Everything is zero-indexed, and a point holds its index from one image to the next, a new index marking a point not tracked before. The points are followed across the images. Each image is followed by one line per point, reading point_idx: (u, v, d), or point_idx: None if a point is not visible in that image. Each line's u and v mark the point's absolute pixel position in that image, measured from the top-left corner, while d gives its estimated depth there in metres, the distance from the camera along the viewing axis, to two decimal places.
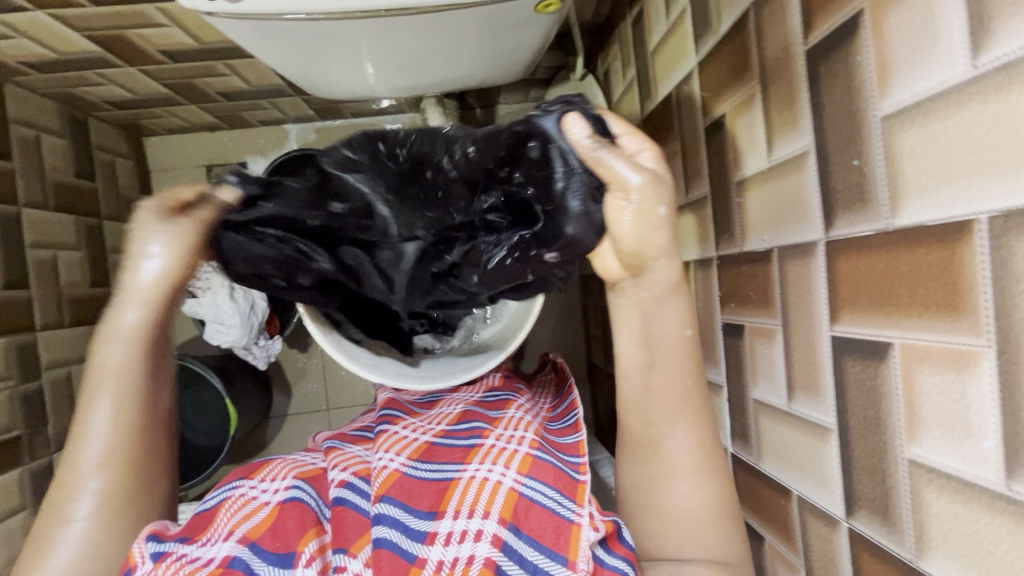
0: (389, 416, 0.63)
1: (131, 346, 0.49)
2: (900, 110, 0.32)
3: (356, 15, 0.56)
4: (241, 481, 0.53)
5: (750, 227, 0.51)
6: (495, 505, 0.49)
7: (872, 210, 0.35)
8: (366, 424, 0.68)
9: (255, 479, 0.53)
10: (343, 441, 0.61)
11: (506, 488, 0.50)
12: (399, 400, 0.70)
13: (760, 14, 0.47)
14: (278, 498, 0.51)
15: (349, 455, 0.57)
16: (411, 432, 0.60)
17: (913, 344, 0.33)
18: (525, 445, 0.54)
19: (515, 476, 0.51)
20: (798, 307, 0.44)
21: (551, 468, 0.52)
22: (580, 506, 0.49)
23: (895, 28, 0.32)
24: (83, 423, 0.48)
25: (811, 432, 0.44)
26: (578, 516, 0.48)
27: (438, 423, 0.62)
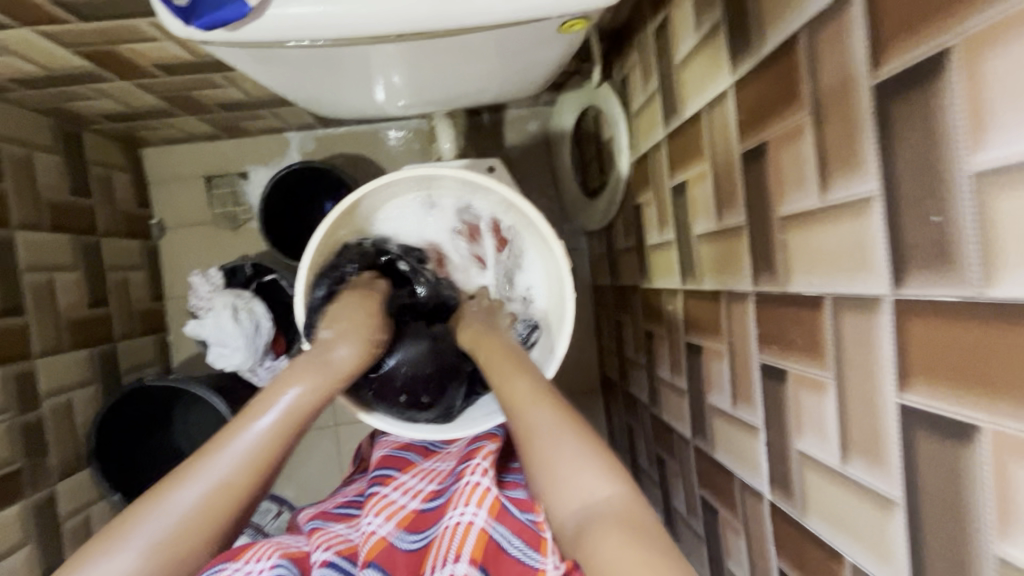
0: (381, 476, 0.63)
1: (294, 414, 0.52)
2: (1000, 169, 0.28)
3: (363, 40, 0.51)
4: (223, 563, 0.49)
5: (795, 267, 0.47)
6: (467, 546, 0.50)
7: (957, 274, 0.31)
8: (351, 499, 0.65)
9: (239, 560, 0.49)
10: (326, 521, 0.60)
11: (476, 528, 0.51)
12: (397, 451, 0.69)
13: (812, 37, 0.42)
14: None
15: (330, 534, 0.56)
16: (400, 495, 0.59)
17: (1009, 432, 0.29)
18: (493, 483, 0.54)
19: (486, 517, 0.52)
20: (856, 365, 0.40)
21: (517, 520, 0.52)
22: (545, 555, 0.47)
23: (997, 76, 0.28)
24: (236, 431, 0.50)
25: (870, 501, 0.40)
26: (543, 563, 0.47)
27: (429, 482, 0.61)
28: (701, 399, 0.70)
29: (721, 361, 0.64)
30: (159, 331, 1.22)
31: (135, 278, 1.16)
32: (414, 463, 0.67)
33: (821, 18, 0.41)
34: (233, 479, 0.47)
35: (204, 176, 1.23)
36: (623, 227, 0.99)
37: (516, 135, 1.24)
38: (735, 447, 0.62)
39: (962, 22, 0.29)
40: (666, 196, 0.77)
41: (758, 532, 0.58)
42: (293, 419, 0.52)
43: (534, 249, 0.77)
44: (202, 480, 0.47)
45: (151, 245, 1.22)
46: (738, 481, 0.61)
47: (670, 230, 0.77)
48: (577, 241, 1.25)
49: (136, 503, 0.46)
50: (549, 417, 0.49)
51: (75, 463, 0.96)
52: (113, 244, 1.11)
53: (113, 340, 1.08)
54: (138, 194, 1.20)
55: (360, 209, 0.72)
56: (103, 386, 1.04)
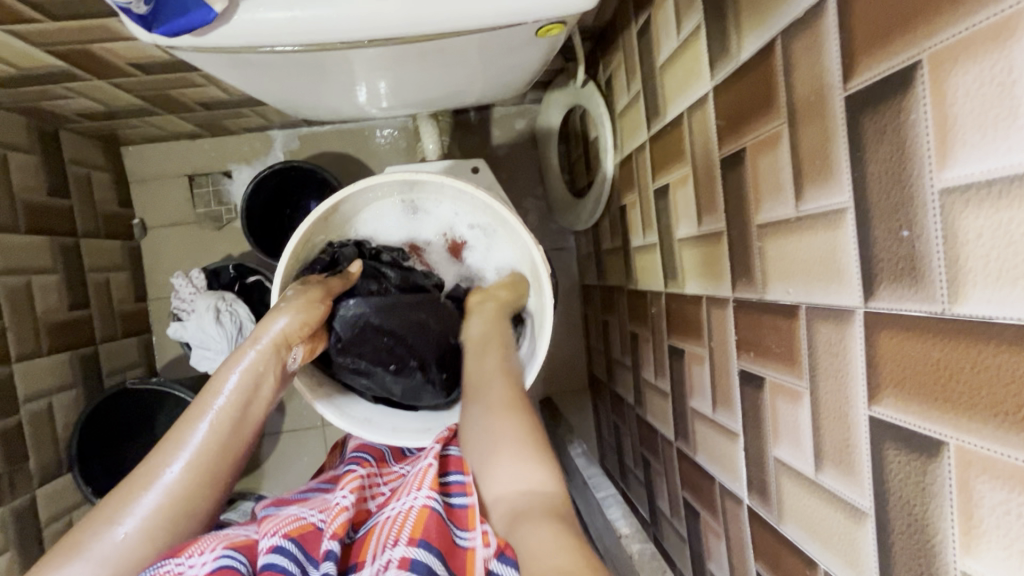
0: (358, 458, 0.64)
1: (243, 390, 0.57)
2: (966, 186, 0.28)
3: (337, 45, 0.50)
4: (165, 560, 0.46)
5: (772, 275, 0.47)
6: (406, 528, 0.48)
7: (925, 290, 0.31)
8: (321, 484, 0.65)
9: (182, 555, 0.46)
10: (280, 509, 0.57)
11: (417, 509, 0.50)
12: (374, 446, 0.70)
13: (787, 45, 0.42)
14: (205, 570, 0.45)
15: (282, 518, 0.52)
16: (369, 485, 0.59)
17: (973, 448, 0.29)
18: (439, 466, 0.55)
19: (427, 496, 0.52)
20: (829, 375, 0.40)
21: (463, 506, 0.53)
22: (471, 530, 0.49)
23: (963, 92, 0.28)
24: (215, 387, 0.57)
25: (843, 511, 0.40)
26: (472, 541, 0.48)
27: (396, 483, 0.62)
28: (683, 402, 0.71)
29: (702, 365, 0.64)
30: (143, 333, 1.21)
31: (117, 279, 1.15)
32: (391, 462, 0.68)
33: (796, 26, 0.41)
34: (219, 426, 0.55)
35: (186, 175, 1.22)
36: (609, 228, 0.99)
37: (503, 133, 1.23)
38: (715, 451, 0.62)
39: (931, 37, 0.29)
40: (649, 198, 0.77)
41: (737, 535, 0.58)
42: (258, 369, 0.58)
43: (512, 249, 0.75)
44: (194, 432, 0.54)
45: (133, 245, 1.21)
46: (718, 484, 0.62)
47: (653, 232, 0.76)
48: (565, 240, 1.25)
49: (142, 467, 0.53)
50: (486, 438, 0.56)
51: (56, 468, 0.95)
52: (93, 245, 1.10)
53: (95, 342, 1.07)
54: (119, 193, 1.18)
55: (339, 214, 0.72)
56: (85, 390, 1.03)
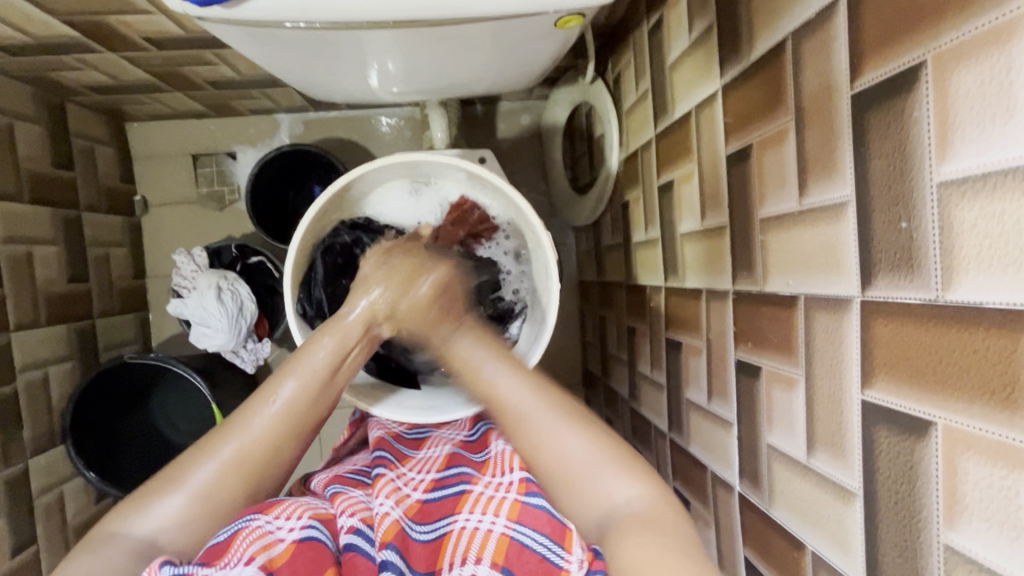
0: (382, 459, 0.63)
1: (310, 384, 0.56)
2: (964, 178, 0.30)
3: (360, 25, 0.52)
4: (256, 514, 0.52)
5: (773, 268, 0.49)
6: (488, 550, 0.51)
7: (920, 279, 0.33)
8: (361, 468, 0.66)
9: (270, 515, 0.52)
10: (344, 487, 0.61)
11: (496, 535, 0.52)
12: (390, 438, 0.70)
13: (798, 44, 0.44)
14: (293, 536, 0.50)
15: (353, 500, 0.57)
16: (404, 485, 0.60)
17: (959, 428, 0.31)
18: (513, 491, 0.55)
19: (505, 523, 0.53)
20: (825, 363, 0.42)
21: (542, 514, 0.52)
22: (568, 552, 0.48)
23: (964, 91, 0.30)
24: (283, 374, 0.56)
25: (833, 492, 0.42)
26: (567, 562, 0.47)
27: (428, 471, 0.63)
28: (678, 394, 0.72)
29: (699, 357, 0.65)
30: (140, 310, 1.20)
31: (117, 255, 1.15)
32: (411, 454, 0.68)
33: (806, 27, 0.42)
34: (282, 419, 0.54)
35: (190, 154, 1.21)
36: (610, 223, 1.01)
37: (508, 128, 1.25)
38: (708, 440, 0.64)
39: (937, 38, 0.31)
40: (653, 194, 0.78)
41: (727, 523, 0.60)
42: (323, 369, 0.57)
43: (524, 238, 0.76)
44: (255, 421, 0.53)
45: (134, 222, 1.20)
46: (710, 473, 0.63)
47: (656, 228, 0.78)
48: (565, 236, 1.27)
49: (210, 434, 0.54)
50: (553, 424, 0.53)
51: (49, 440, 0.94)
52: (95, 219, 1.09)
53: (92, 317, 1.07)
54: (122, 169, 1.18)
55: (351, 192, 0.72)
56: (81, 363, 1.03)
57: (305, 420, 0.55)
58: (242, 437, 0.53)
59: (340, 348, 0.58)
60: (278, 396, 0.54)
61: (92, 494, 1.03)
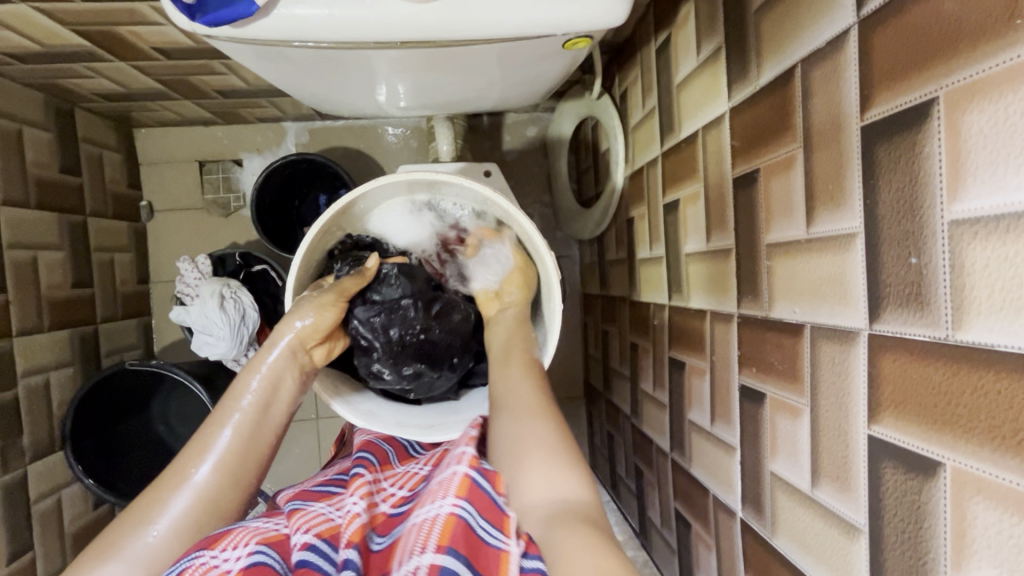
0: (363, 462, 0.64)
1: (243, 425, 0.58)
2: (975, 218, 0.30)
3: (368, 44, 0.52)
4: (200, 551, 0.48)
5: (778, 294, 0.48)
6: (433, 535, 0.46)
7: (929, 316, 0.33)
8: (336, 477, 0.66)
9: (216, 548, 0.48)
10: (305, 501, 0.58)
11: (442, 516, 0.47)
12: (378, 441, 0.71)
13: (807, 72, 0.43)
14: (239, 566, 0.46)
15: (311, 515, 0.54)
16: (377, 494, 0.60)
17: (968, 471, 0.30)
18: (464, 465, 0.52)
19: (453, 500, 0.49)
20: (831, 394, 0.41)
21: (486, 497, 0.50)
22: (507, 534, 0.46)
23: (976, 130, 0.29)
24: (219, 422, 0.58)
25: (837, 526, 0.41)
26: (508, 544, 0.45)
27: (402, 486, 0.62)
28: (681, 415, 0.72)
29: (702, 378, 0.65)
30: (143, 315, 1.21)
31: (121, 260, 1.15)
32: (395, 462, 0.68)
33: (816, 55, 0.42)
34: (222, 463, 0.56)
35: (197, 161, 1.22)
36: (615, 238, 1.00)
37: (514, 140, 1.25)
38: (711, 463, 0.63)
39: (951, 74, 0.30)
40: (658, 212, 0.78)
41: (729, 549, 0.59)
42: (257, 405, 0.59)
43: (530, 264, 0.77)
44: (197, 470, 0.55)
45: (140, 227, 1.21)
46: (712, 496, 0.62)
47: (660, 245, 0.78)
48: (569, 249, 1.27)
49: (144, 501, 0.53)
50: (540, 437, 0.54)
51: (49, 446, 0.94)
52: (100, 224, 1.10)
53: (95, 322, 1.07)
54: (129, 174, 1.19)
55: (358, 207, 0.72)
56: (83, 368, 1.03)
57: (250, 457, 0.58)
58: (187, 489, 0.53)
59: (271, 377, 0.61)
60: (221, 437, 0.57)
61: (89, 500, 1.02)
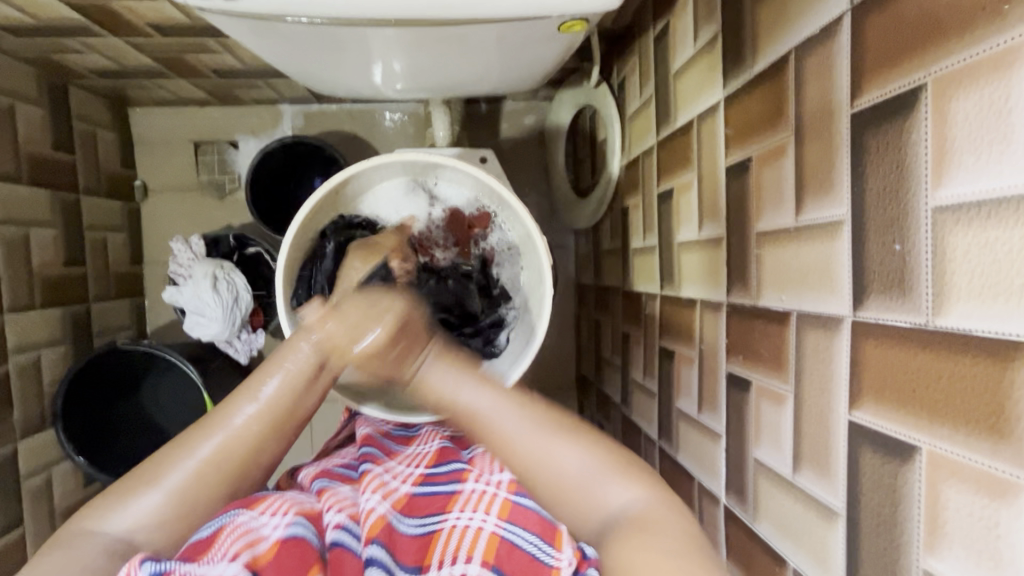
0: (370, 456, 0.65)
1: (268, 413, 0.52)
2: (956, 206, 0.30)
3: (362, 21, 0.51)
4: (240, 510, 0.51)
5: (767, 282, 0.49)
6: (478, 548, 0.50)
7: (911, 302, 0.33)
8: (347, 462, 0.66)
9: (254, 511, 0.51)
10: (331, 482, 0.60)
11: (486, 532, 0.51)
12: (377, 435, 0.70)
13: (800, 60, 0.43)
14: (278, 535, 0.49)
15: (340, 496, 0.56)
16: (391, 479, 0.60)
17: (943, 455, 0.31)
18: (503, 489, 0.55)
19: (496, 521, 0.52)
20: (814, 381, 0.42)
21: (533, 515, 0.52)
22: (559, 550, 0.48)
23: (961, 118, 0.30)
24: (250, 388, 0.52)
25: (815, 510, 0.42)
26: (558, 560, 0.47)
27: (416, 467, 0.63)
28: (669, 403, 0.72)
29: (690, 367, 0.65)
30: (135, 295, 1.20)
31: (114, 239, 1.15)
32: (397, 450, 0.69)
33: (810, 43, 0.42)
34: (234, 439, 0.50)
35: (192, 141, 1.21)
36: (610, 228, 1.01)
37: (511, 128, 1.24)
38: (697, 451, 0.63)
39: (937, 61, 0.31)
40: (653, 202, 0.78)
41: (712, 535, 0.60)
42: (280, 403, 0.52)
43: (524, 248, 0.76)
44: (207, 439, 0.50)
45: (133, 207, 1.20)
46: (697, 484, 0.63)
47: (654, 235, 0.78)
48: (564, 239, 1.27)
49: (150, 460, 0.50)
50: (548, 443, 0.49)
51: (40, 423, 0.94)
52: (94, 203, 1.09)
53: (87, 301, 1.07)
54: (124, 153, 1.18)
55: (348, 187, 0.72)
56: (74, 347, 1.03)
57: (282, 426, 0.52)
58: (194, 456, 0.49)
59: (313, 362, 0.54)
60: (243, 410, 0.51)
61: (80, 477, 1.03)
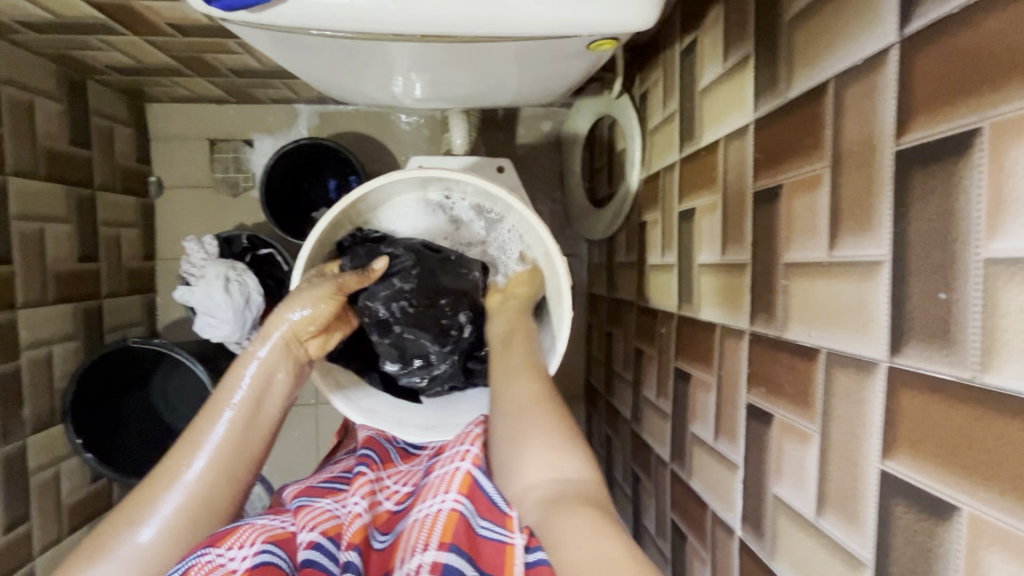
0: (366, 459, 0.63)
1: (238, 420, 0.56)
2: (1012, 259, 0.28)
3: (387, 36, 0.50)
4: (206, 548, 0.47)
5: (794, 315, 0.47)
6: (435, 531, 0.48)
7: (957, 355, 0.31)
8: (337, 476, 0.64)
9: (223, 545, 0.47)
10: (311, 497, 0.58)
11: (445, 512, 0.50)
12: (382, 437, 0.69)
13: (839, 89, 0.42)
14: (245, 566, 0.46)
15: (317, 511, 0.55)
16: (380, 494, 0.59)
17: (986, 519, 0.29)
18: (467, 463, 0.55)
19: (456, 498, 0.51)
20: (844, 424, 0.40)
21: (487, 497, 0.52)
22: (511, 529, 0.48)
23: (1021, 166, 0.28)
24: (218, 405, 0.56)
25: (842, 558, 0.40)
26: (511, 536, 0.48)
27: (408, 483, 0.61)
28: (683, 426, 0.71)
29: (708, 392, 0.64)
30: (146, 291, 1.20)
31: (128, 235, 1.15)
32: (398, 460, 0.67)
33: (851, 72, 0.40)
34: (216, 462, 0.54)
35: (207, 139, 1.21)
36: (625, 240, 0.99)
37: (528, 134, 1.23)
38: (712, 479, 0.62)
39: (997, 106, 0.29)
40: (673, 219, 0.77)
41: (725, 566, 0.58)
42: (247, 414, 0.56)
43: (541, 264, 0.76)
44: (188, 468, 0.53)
45: (147, 202, 1.20)
46: (710, 513, 0.62)
47: (672, 253, 0.76)
48: (577, 248, 1.25)
49: (133, 501, 0.52)
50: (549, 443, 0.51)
51: (49, 419, 0.94)
52: (108, 198, 1.09)
53: (99, 296, 1.07)
54: (139, 149, 1.18)
55: (365, 201, 0.71)
56: (85, 343, 1.03)
57: (256, 427, 0.57)
58: (178, 488, 0.52)
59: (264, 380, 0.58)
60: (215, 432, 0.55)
61: (87, 474, 1.02)
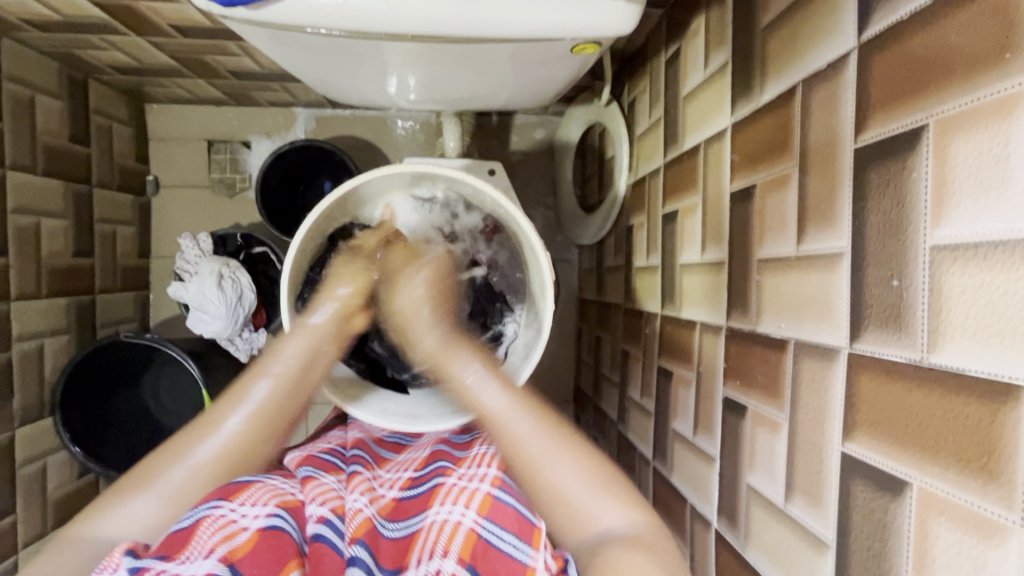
0: (360, 459, 0.64)
1: (253, 415, 0.56)
2: (954, 245, 0.30)
3: (379, 35, 0.52)
4: (220, 501, 0.50)
5: (766, 308, 0.49)
6: (455, 544, 0.51)
7: (908, 338, 0.33)
8: (335, 449, 0.66)
9: (234, 501, 0.50)
10: (316, 469, 0.59)
11: (463, 528, 0.52)
12: (371, 441, 0.70)
13: (807, 92, 0.44)
14: (257, 524, 0.49)
15: (325, 487, 0.56)
16: (378, 485, 0.61)
17: (933, 491, 0.31)
18: (486, 483, 0.55)
19: (475, 516, 0.52)
20: (809, 411, 0.42)
21: (511, 512, 0.52)
22: (536, 550, 0.49)
23: (961, 159, 0.30)
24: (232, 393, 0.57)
25: (807, 541, 0.42)
26: (533, 561, 0.48)
27: (406, 470, 0.63)
28: (666, 423, 0.72)
29: (688, 388, 0.65)
30: (140, 288, 1.21)
31: (124, 233, 1.16)
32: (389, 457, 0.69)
33: (817, 76, 0.43)
34: (222, 448, 0.55)
35: (205, 140, 1.23)
36: (614, 244, 1.01)
37: (521, 141, 1.26)
38: (691, 473, 0.63)
39: (941, 102, 0.31)
40: (658, 222, 0.79)
41: (702, 558, 0.59)
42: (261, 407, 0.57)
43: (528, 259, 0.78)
44: (194, 448, 0.55)
45: (144, 201, 1.22)
46: (689, 506, 0.63)
47: (657, 254, 0.78)
48: (568, 253, 1.27)
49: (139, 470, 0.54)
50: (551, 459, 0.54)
51: (38, 411, 0.94)
52: (106, 196, 1.11)
53: (93, 292, 1.08)
54: (138, 148, 1.20)
55: (354, 197, 0.73)
56: (77, 337, 1.03)
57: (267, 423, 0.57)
58: (183, 464, 0.54)
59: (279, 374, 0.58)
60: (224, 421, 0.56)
61: (75, 469, 1.03)
